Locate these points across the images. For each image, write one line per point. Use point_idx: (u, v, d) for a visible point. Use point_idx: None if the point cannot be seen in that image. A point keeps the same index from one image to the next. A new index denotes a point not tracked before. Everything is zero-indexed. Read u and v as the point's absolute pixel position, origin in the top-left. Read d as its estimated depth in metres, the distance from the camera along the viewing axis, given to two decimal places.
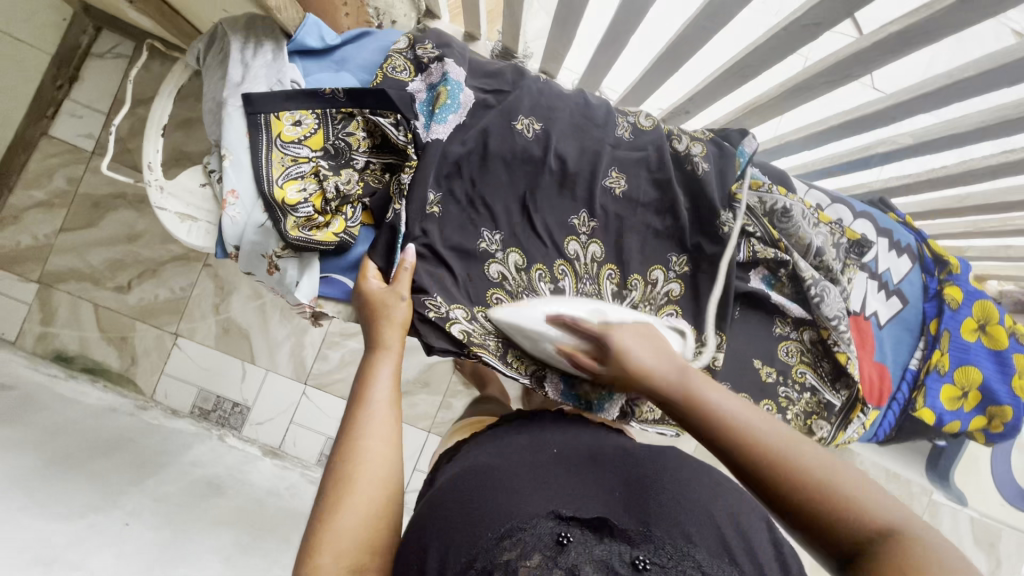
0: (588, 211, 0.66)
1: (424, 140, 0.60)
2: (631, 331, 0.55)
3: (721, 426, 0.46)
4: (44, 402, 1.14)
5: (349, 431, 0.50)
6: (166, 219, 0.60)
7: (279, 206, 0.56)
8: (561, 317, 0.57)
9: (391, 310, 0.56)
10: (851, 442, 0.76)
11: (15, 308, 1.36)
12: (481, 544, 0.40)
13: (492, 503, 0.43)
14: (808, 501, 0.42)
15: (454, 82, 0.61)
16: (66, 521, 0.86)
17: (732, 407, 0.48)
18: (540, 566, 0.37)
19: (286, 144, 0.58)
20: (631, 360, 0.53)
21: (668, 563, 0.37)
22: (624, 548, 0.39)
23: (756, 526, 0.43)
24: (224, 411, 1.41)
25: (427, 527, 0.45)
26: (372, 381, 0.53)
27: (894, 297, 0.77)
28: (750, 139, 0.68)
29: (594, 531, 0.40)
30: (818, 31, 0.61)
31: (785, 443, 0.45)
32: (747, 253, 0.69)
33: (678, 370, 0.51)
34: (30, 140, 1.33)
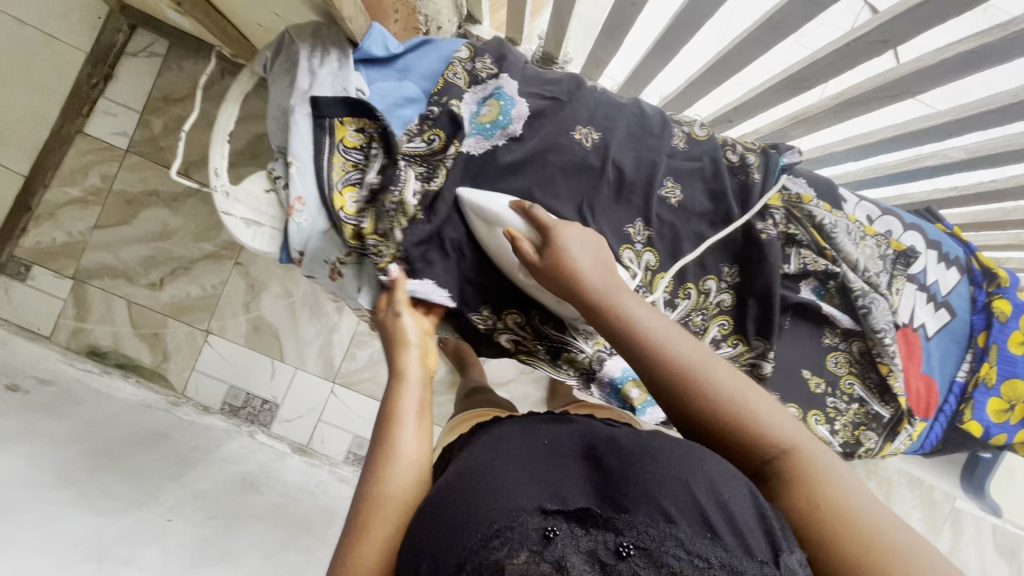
0: (643, 220, 0.66)
1: (480, 154, 0.62)
2: (577, 236, 0.55)
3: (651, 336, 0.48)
4: (82, 397, 1.15)
5: (372, 470, 0.50)
6: (232, 224, 0.62)
7: (336, 213, 0.58)
8: (521, 204, 0.57)
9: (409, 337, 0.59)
10: (897, 452, 0.77)
11: (50, 304, 1.38)
12: (471, 547, 0.39)
13: (475, 502, 0.41)
14: (719, 415, 0.46)
15: (507, 96, 0.63)
16: (112, 516, 0.88)
17: (655, 325, 0.49)
18: (526, 562, 0.37)
19: (347, 148, 0.60)
20: (572, 267, 0.53)
21: (650, 545, 0.37)
22: (608, 536, 0.38)
23: (736, 495, 0.40)
24: (253, 408, 1.43)
25: (422, 526, 0.44)
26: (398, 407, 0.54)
27: (942, 309, 0.76)
28: (793, 152, 0.67)
29: (579, 524, 0.39)
30: (883, 48, 0.61)
31: (705, 363, 0.47)
32: (797, 265, 0.68)
33: (612, 283, 0.52)
34: (66, 136, 1.34)
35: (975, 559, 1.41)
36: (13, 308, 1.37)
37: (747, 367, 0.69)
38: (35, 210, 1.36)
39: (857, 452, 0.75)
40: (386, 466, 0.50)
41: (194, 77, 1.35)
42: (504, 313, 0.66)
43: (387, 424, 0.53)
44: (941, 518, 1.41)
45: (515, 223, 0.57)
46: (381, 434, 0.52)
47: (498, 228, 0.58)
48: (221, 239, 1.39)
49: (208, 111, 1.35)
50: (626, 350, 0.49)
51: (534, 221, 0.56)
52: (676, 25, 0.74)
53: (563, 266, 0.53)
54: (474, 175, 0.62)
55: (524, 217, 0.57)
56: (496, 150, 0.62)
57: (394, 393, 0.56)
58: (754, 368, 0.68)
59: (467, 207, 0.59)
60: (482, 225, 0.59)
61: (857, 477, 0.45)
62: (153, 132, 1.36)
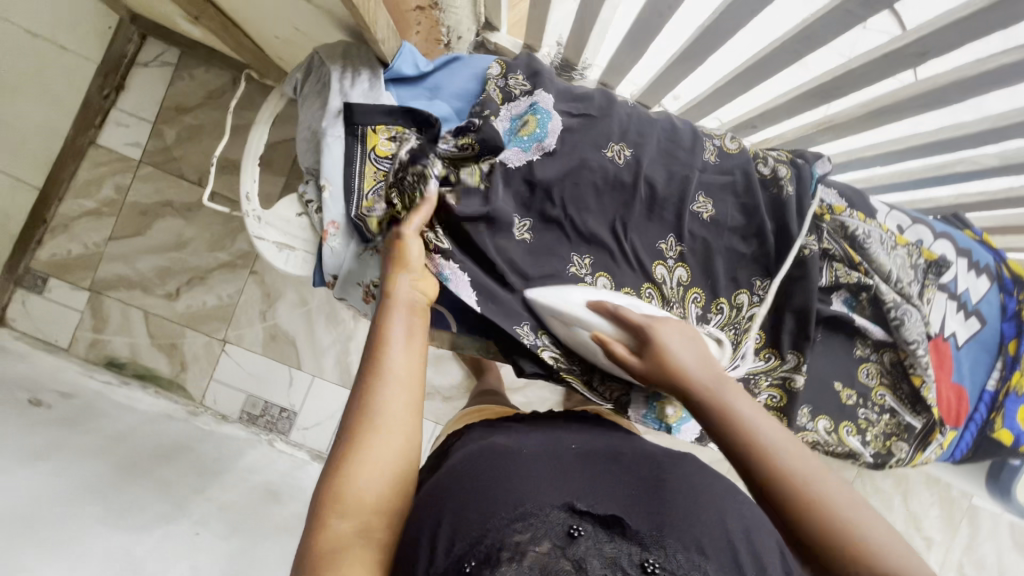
0: (676, 235, 0.66)
1: (519, 166, 0.61)
2: (676, 332, 0.56)
3: (750, 444, 0.48)
4: (104, 410, 1.15)
5: (362, 395, 0.48)
6: (265, 248, 0.66)
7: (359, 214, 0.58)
8: (603, 304, 0.58)
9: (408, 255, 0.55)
10: (928, 462, 0.77)
11: (67, 315, 1.38)
12: (494, 523, 0.40)
13: (506, 485, 0.43)
14: (821, 530, 0.44)
15: (543, 111, 0.62)
16: (142, 531, 0.88)
17: (766, 428, 0.49)
18: (549, 553, 0.38)
19: (380, 158, 0.59)
20: (675, 363, 0.53)
21: (678, 569, 0.39)
22: (634, 549, 0.40)
23: (767, 540, 0.44)
24: (271, 416, 1.43)
25: (442, 496, 0.45)
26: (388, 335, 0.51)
27: (973, 318, 0.76)
28: (824, 162, 0.69)
29: (603, 529, 0.41)
30: (921, 60, 0.61)
31: (815, 474, 0.46)
32: (830, 278, 0.68)
33: (717, 379, 0.52)
34: (79, 148, 1.33)
35: (992, 555, 1.41)
36: (31, 321, 1.37)
37: (778, 381, 0.69)
38: (50, 223, 1.36)
39: (888, 462, 0.75)
40: (377, 394, 0.48)
41: (205, 86, 1.34)
42: (539, 333, 0.62)
43: (375, 349, 0.50)
44: (959, 515, 1.40)
45: (603, 325, 0.58)
46: (370, 359, 0.50)
47: (584, 329, 0.58)
48: (235, 248, 1.39)
49: (220, 119, 1.35)
50: (733, 451, 0.49)
51: (620, 320, 0.57)
52: (704, 34, 0.73)
53: (665, 363, 0.53)
54: (512, 183, 0.62)
55: (611, 318, 0.58)
56: (534, 163, 0.62)
57: (385, 315, 0.52)
58: (785, 382, 0.69)
59: (541, 307, 0.60)
60: (560, 324, 0.61)
61: None
62: (166, 142, 1.35)
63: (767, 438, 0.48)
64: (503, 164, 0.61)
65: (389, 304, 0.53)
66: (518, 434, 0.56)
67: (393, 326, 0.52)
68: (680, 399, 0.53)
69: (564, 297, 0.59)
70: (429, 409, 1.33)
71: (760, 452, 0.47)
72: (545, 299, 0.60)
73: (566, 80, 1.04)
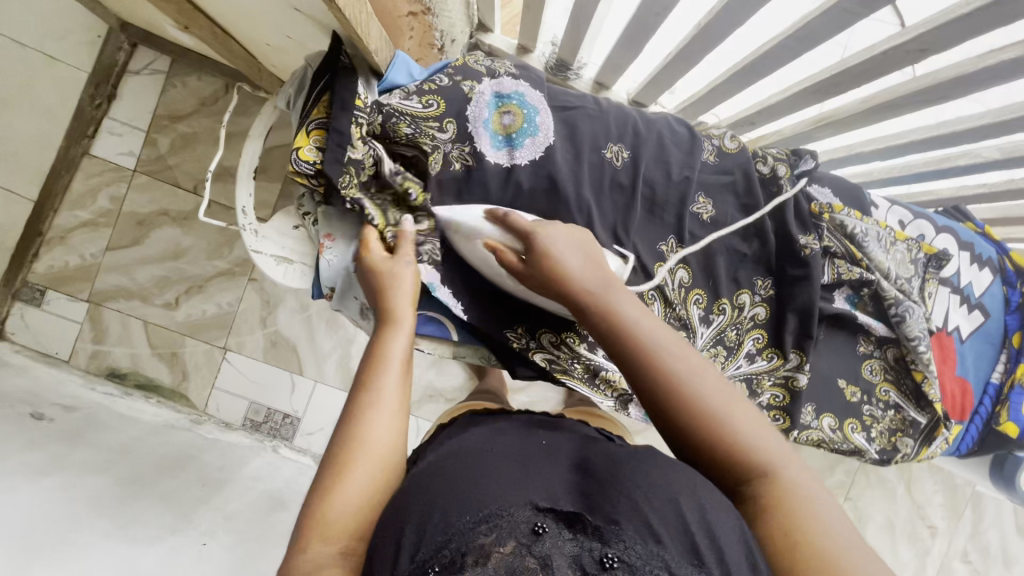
0: (677, 237, 0.65)
1: (507, 166, 0.61)
2: (565, 236, 0.54)
3: (631, 340, 0.47)
4: (106, 422, 1.15)
5: (356, 415, 0.49)
6: (263, 261, 0.66)
7: (292, 149, 0.57)
8: (496, 211, 0.56)
9: (402, 283, 0.56)
10: (934, 456, 0.77)
11: (66, 327, 1.38)
12: (458, 526, 0.38)
13: (476, 484, 0.41)
14: (693, 418, 0.45)
15: (530, 105, 0.62)
16: (149, 544, 0.88)
17: (650, 328, 0.48)
18: (513, 553, 0.36)
19: (301, 161, 0.57)
20: (558, 267, 0.51)
21: (637, 562, 0.36)
22: (596, 545, 0.37)
23: (725, 523, 0.39)
24: (275, 423, 1.42)
25: (404, 506, 0.42)
26: (384, 358, 0.52)
27: (976, 311, 0.75)
28: (807, 162, 0.66)
29: (568, 527, 0.38)
30: (920, 58, 0.61)
31: (691, 373, 0.46)
32: (832, 275, 0.67)
33: (601, 282, 0.51)
34: (72, 159, 1.32)
35: (996, 541, 1.42)
36: (31, 334, 1.37)
37: (781, 380, 0.69)
38: (46, 235, 1.35)
39: (893, 459, 0.75)
40: (368, 413, 0.49)
41: (199, 93, 1.33)
42: (538, 333, 0.66)
43: (371, 370, 0.51)
44: (963, 502, 1.41)
45: (495, 232, 0.57)
46: (363, 378, 0.51)
47: (478, 239, 0.58)
48: (234, 255, 1.38)
49: (215, 127, 1.34)
50: (615, 351, 0.48)
51: (510, 226, 0.55)
52: (702, 31, 0.73)
53: (548, 264, 0.51)
54: (488, 185, 0.61)
55: (501, 225, 0.56)
56: (516, 167, 0.61)
57: (381, 338, 0.54)
58: (788, 381, 0.69)
59: (445, 224, 0.61)
60: (462, 240, 0.60)
61: (840, 517, 0.43)
62: (160, 151, 1.34)
63: (651, 338, 0.47)
64: (492, 162, 0.61)
65: (391, 330, 0.54)
66: (487, 430, 0.55)
67: (392, 348, 0.53)
68: (566, 303, 0.52)
69: (467, 211, 0.59)
70: (432, 411, 1.33)
71: (642, 353, 0.47)
72: (452, 217, 0.59)
73: (562, 80, 1.02)
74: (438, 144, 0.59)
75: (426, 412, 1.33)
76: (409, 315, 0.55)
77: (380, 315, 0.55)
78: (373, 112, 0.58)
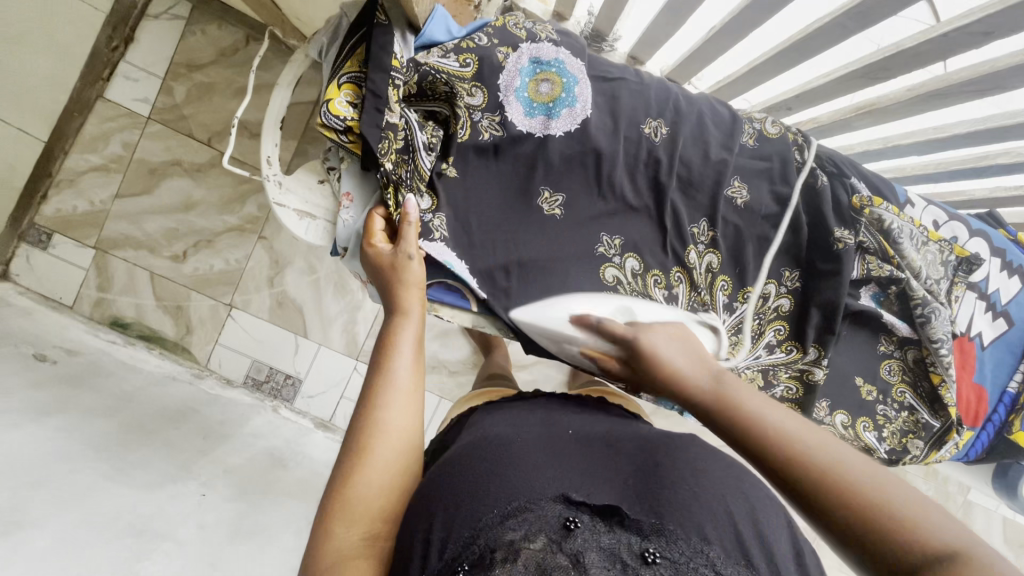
0: (708, 220, 0.64)
1: (540, 136, 0.59)
2: (660, 332, 0.50)
3: (736, 424, 0.40)
4: (108, 369, 1.14)
5: (370, 402, 0.47)
6: (284, 215, 0.63)
7: (322, 101, 0.53)
8: (584, 319, 0.58)
9: (407, 271, 0.54)
10: (942, 460, 0.76)
11: (72, 272, 1.36)
12: (487, 520, 0.39)
13: (508, 479, 0.42)
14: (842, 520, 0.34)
15: (569, 74, 0.60)
16: (150, 490, 0.88)
17: (778, 416, 0.39)
18: (543, 549, 0.36)
19: (331, 115, 0.53)
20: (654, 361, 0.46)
21: (679, 558, 0.36)
22: (634, 539, 0.38)
23: (773, 521, 0.40)
24: (276, 383, 1.42)
25: (439, 491, 0.44)
26: (394, 346, 0.50)
27: (1000, 319, 0.75)
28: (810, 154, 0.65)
29: (603, 519, 0.39)
30: (984, 40, 0.62)
31: (832, 461, 0.36)
32: (860, 271, 0.66)
33: (713, 371, 0.44)
34: (86, 102, 1.29)
35: None
36: (35, 277, 1.35)
37: (796, 372, 0.68)
38: (56, 177, 1.33)
39: (902, 459, 0.75)
40: (383, 396, 0.47)
41: (219, 43, 1.29)
42: None
43: (383, 360, 0.49)
44: (954, 509, 1.42)
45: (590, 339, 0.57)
46: (377, 363, 0.49)
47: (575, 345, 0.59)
48: (244, 212, 1.36)
49: (233, 79, 1.31)
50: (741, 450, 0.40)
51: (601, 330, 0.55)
52: (752, 6, 0.70)
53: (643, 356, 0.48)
54: (521, 150, 0.60)
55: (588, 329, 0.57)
56: (549, 138, 0.59)
57: (394, 326, 0.52)
58: (803, 374, 0.68)
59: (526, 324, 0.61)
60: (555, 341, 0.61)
61: None
62: (176, 100, 1.31)
63: (781, 425, 0.38)
64: (523, 129, 0.59)
65: (400, 318, 0.52)
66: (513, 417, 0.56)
67: (402, 335, 0.51)
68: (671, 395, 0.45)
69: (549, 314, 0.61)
70: (434, 383, 1.33)
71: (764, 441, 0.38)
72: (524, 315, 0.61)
73: (595, 52, 1.00)
74: (466, 110, 0.58)
75: (429, 384, 1.32)
76: (418, 307, 0.53)
77: (390, 306, 0.54)
78: (410, 71, 0.55)
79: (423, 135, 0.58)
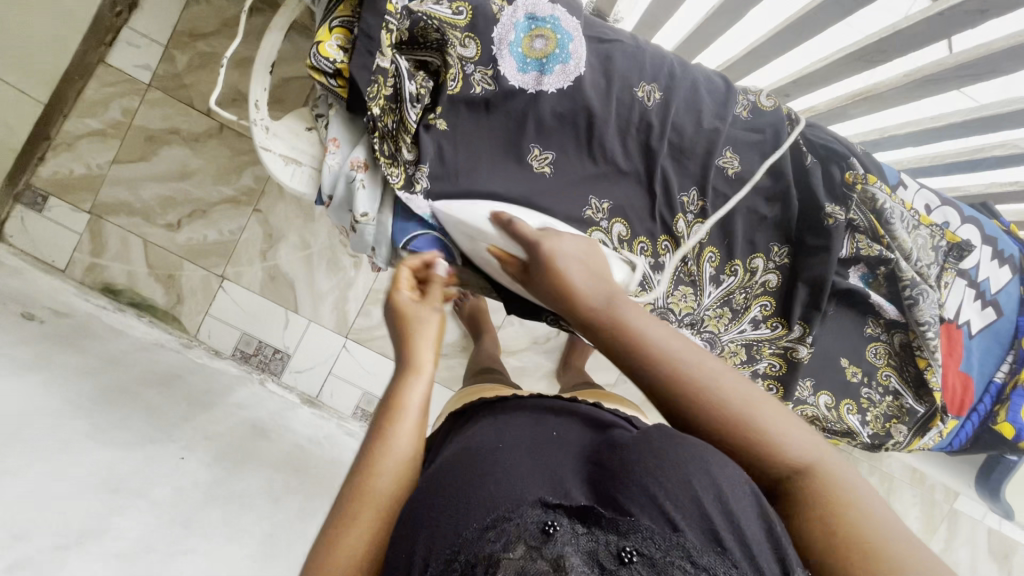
0: (698, 189, 0.64)
1: (532, 92, 0.59)
2: (573, 243, 0.51)
3: (632, 345, 0.43)
4: (96, 332, 1.14)
5: (365, 463, 0.45)
6: (270, 160, 0.61)
7: (313, 43, 0.53)
8: (500, 215, 0.55)
9: (425, 328, 0.52)
10: (925, 448, 0.76)
11: (65, 236, 1.36)
12: (467, 535, 0.37)
13: (482, 489, 0.39)
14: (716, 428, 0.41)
15: (564, 31, 0.59)
16: (129, 450, 0.86)
17: (662, 335, 0.43)
18: (523, 558, 0.34)
19: (321, 57, 0.53)
20: (559, 278, 0.47)
21: (657, 552, 0.34)
22: (612, 537, 0.35)
23: (745, 506, 0.37)
24: (264, 356, 1.42)
25: (412, 514, 0.41)
26: (399, 408, 0.48)
27: (989, 307, 0.74)
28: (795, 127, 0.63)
29: (581, 521, 0.37)
30: (981, 20, 0.61)
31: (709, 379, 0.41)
32: (850, 249, 0.66)
33: (609, 292, 0.46)
34: (87, 66, 1.28)
35: (967, 559, 1.41)
36: (29, 239, 1.35)
37: (782, 350, 0.69)
38: (54, 140, 1.32)
39: (885, 444, 0.75)
40: (379, 456, 0.46)
41: (222, 13, 1.28)
42: None
43: (386, 419, 0.47)
44: (938, 515, 1.41)
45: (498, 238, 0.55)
46: (379, 425, 0.47)
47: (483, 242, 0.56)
48: (241, 184, 1.36)
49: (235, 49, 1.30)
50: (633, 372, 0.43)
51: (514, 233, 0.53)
52: None
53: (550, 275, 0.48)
54: (512, 106, 0.59)
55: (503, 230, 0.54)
56: (541, 95, 0.59)
57: (398, 385, 0.49)
58: (788, 352, 0.68)
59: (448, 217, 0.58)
60: (467, 239, 0.58)
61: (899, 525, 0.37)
62: (177, 68, 1.30)
63: (667, 347, 0.42)
64: (515, 84, 0.58)
65: (410, 376, 0.50)
66: (497, 418, 0.53)
67: (409, 399, 0.49)
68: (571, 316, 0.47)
69: (469, 208, 0.57)
70: None
71: (658, 362, 0.42)
72: (450, 212, 0.57)
73: None
74: (459, 61, 0.57)
75: None
76: (430, 364, 0.51)
77: (400, 361, 0.51)
78: (403, 18, 0.55)
79: (411, 85, 0.56)
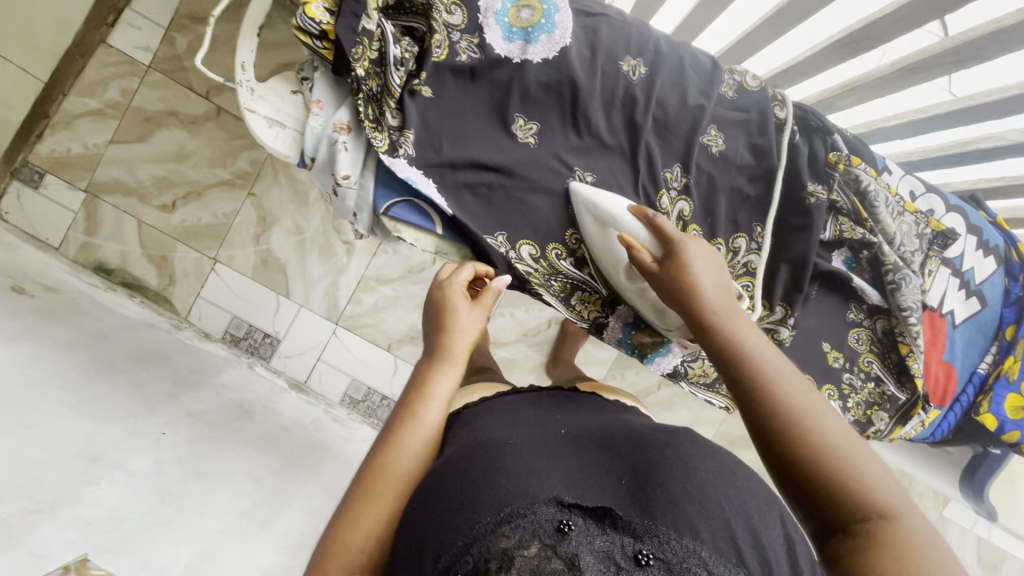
0: (682, 166, 0.64)
1: (518, 60, 0.59)
2: (707, 256, 0.53)
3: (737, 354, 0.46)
4: (85, 307, 1.14)
5: (390, 440, 0.49)
6: (254, 121, 0.61)
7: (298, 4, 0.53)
8: (643, 210, 0.57)
9: (461, 327, 0.58)
10: (906, 437, 0.76)
11: (60, 214, 1.36)
12: (480, 527, 0.37)
13: (502, 483, 0.40)
14: (793, 440, 0.41)
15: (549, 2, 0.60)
16: (108, 422, 0.86)
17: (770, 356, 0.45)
18: (538, 555, 0.34)
19: (306, 18, 0.52)
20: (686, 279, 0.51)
21: (674, 557, 0.35)
22: (627, 540, 0.36)
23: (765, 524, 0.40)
24: (254, 340, 1.42)
25: (424, 505, 0.42)
26: (428, 393, 0.53)
27: (974, 298, 0.74)
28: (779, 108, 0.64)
29: (595, 521, 0.37)
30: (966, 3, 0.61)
31: (813, 407, 0.42)
32: (833, 232, 0.65)
33: (728, 309, 0.49)
34: (89, 46, 1.28)
35: None
36: (25, 215, 1.36)
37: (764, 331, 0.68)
38: (52, 118, 1.32)
39: (866, 432, 0.74)
40: (405, 435, 0.50)
41: None
42: (518, 243, 0.64)
43: (416, 403, 0.52)
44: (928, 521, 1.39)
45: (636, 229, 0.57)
46: (407, 407, 0.52)
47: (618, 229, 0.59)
48: (236, 167, 1.36)
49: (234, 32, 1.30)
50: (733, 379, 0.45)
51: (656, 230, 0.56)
52: None
53: (680, 277, 0.51)
54: (498, 75, 0.60)
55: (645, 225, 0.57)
56: (526, 64, 0.59)
57: (432, 372, 0.55)
58: (771, 333, 0.68)
59: (581, 199, 0.61)
60: (594, 224, 0.61)
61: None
62: (177, 51, 1.31)
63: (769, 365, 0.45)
64: (500, 53, 0.59)
65: (441, 363, 0.55)
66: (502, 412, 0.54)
67: (438, 386, 0.54)
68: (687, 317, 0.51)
69: (610, 199, 0.59)
70: None
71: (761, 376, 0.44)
72: (590, 194, 0.60)
73: None
74: (445, 28, 0.57)
75: None
76: (462, 360, 0.57)
77: (435, 351, 0.56)
78: None
79: (396, 49, 0.56)
